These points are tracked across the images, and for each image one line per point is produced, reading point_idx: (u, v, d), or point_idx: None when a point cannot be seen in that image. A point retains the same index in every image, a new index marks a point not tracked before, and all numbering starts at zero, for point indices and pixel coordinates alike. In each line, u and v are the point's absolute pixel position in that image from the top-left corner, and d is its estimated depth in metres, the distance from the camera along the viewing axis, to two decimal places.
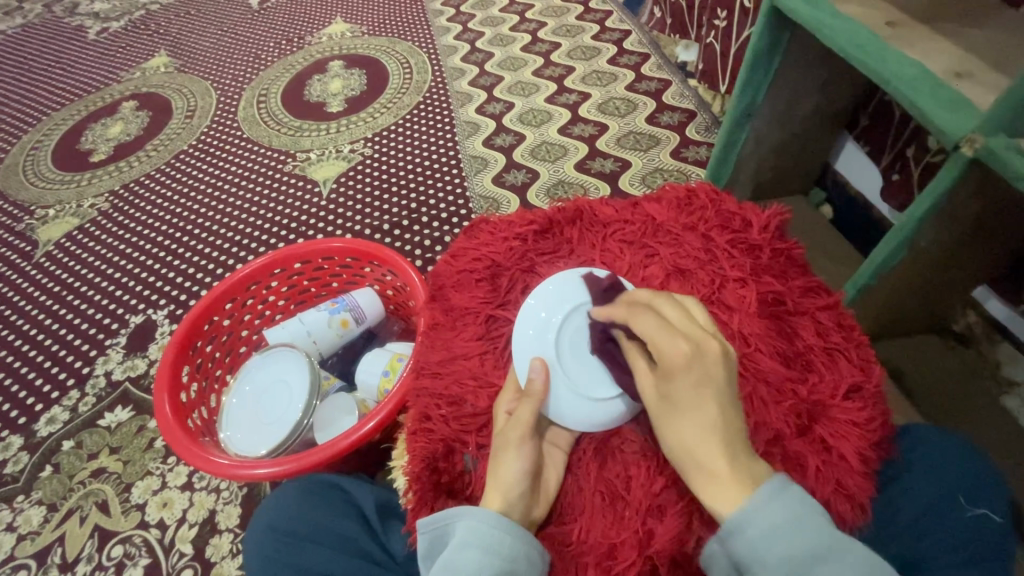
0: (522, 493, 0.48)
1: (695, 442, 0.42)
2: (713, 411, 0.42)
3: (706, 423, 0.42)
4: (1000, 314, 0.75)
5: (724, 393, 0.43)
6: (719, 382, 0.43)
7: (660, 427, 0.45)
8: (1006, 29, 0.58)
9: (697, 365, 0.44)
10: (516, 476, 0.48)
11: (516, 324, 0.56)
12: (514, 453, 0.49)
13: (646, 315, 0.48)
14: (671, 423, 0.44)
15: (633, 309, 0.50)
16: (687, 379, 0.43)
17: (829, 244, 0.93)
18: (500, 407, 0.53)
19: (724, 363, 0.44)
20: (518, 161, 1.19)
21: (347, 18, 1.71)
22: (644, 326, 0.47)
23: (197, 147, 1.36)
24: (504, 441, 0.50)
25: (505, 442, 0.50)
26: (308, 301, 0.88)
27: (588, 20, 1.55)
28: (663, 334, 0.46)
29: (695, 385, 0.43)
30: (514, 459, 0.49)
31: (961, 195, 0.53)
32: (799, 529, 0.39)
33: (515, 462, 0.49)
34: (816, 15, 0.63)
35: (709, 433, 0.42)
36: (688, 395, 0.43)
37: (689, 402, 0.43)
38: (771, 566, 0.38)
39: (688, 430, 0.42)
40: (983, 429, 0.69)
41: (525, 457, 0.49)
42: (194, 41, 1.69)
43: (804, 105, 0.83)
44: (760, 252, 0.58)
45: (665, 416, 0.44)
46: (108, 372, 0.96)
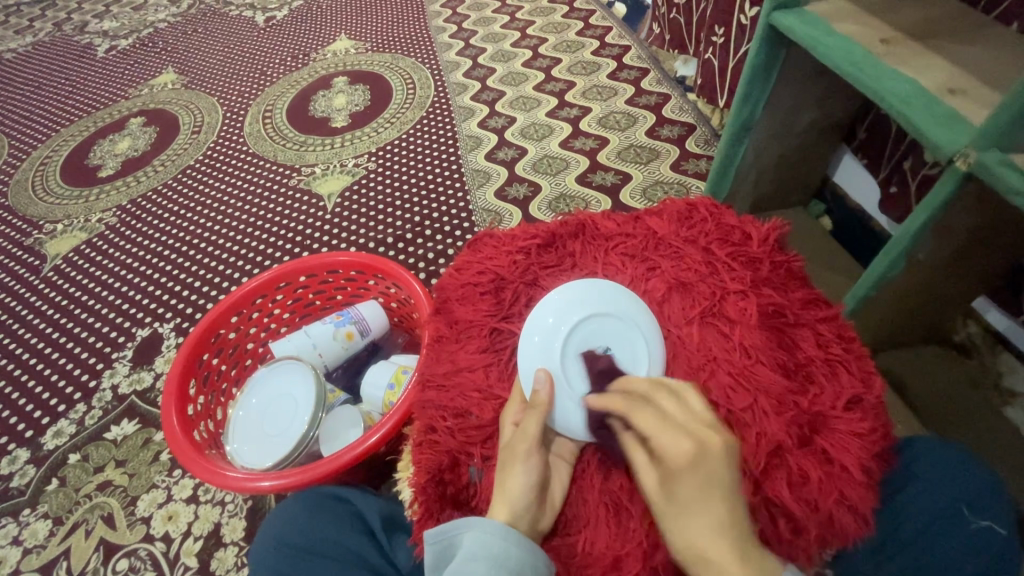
0: (527, 504, 0.49)
1: (706, 550, 0.40)
2: (722, 515, 0.40)
3: (716, 525, 0.40)
4: (1000, 325, 0.76)
5: (733, 496, 0.41)
6: (724, 481, 0.41)
7: (668, 530, 0.42)
8: (997, 47, 0.59)
9: (702, 464, 0.42)
10: (523, 488, 0.49)
11: (521, 336, 0.57)
12: (520, 463, 0.50)
13: (646, 410, 0.47)
14: (679, 526, 0.41)
15: (632, 402, 0.48)
16: (692, 479, 0.41)
17: (829, 256, 0.94)
18: (507, 419, 0.54)
19: (729, 461, 0.42)
20: (521, 175, 1.21)
21: (351, 35, 1.74)
22: (644, 422, 0.46)
23: (204, 162, 1.38)
24: (511, 453, 0.51)
25: (509, 453, 0.51)
26: (313, 314, 0.89)
27: (588, 36, 1.58)
28: (665, 430, 0.45)
29: (702, 487, 0.41)
30: (521, 471, 0.49)
31: (956, 208, 0.54)
32: None
33: (521, 473, 0.49)
34: (811, 33, 0.64)
35: (718, 536, 0.40)
36: (696, 495, 0.41)
37: (696, 505, 0.41)
38: None
39: (698, 533, 0.40)
40: (985, 440, 0.69)
41: (532, 469, 0.50)
42: (200, 58, 1.73)
43: (801, 120, 0.84)
44: (760, 264, 0.59)
45: (672, 521, 0.42)
46: (114, 386, 0.97)
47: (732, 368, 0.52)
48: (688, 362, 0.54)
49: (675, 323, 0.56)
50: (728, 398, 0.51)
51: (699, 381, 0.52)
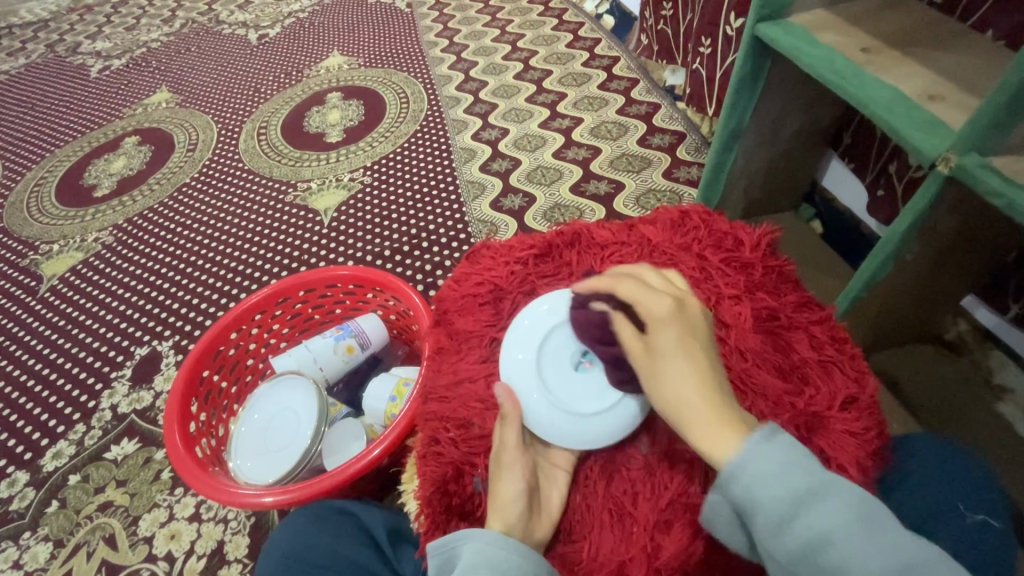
0: (521, 513, 0.49)
1: (691, 389, 0.44)
2: (702, 364, 0.45)
3: (697, 371, 0.44)
4: (988, 322, 0.77)
5: (709, 351, 0.46)
6: (703, 335, 0.47)
7: (653, 382, 0.46)
8: (975, 53, 0.61)
9: (683, 322, 0.47)
10: (515, 495, 0.50)
11: (506, 346, 0.58)
12: (509, 472, 0.51)
13: (631, 283, 0.51)
14: (664, 376, 0.45)
15: (618, 279, 0.52)
16: (675, 333, 0.46)
17: (820, 259, 0.95)
18: (497, 432, 0.54)
19: (704, 325, 0.49)
20: (515, 185, 1.22)
21: (344, 51, 1.77)
22: (632, 291, 0.50)
23: (199, 180, 1.38)
24: (500, 463, 0.52)
25: (500, 464, 0.52)
26: (313, 328, 0.89)
27: (578, 48, 1.61)
28: (648, 297, 0.49)
29: (683, 340, 0.46)
30: (511, 480, 0.51)
31: (942, 210, 0.55)
32: (791, 469, 0.40)
33: (510, 482, 0.50)
34: (795, 44, 0.66)
35: (700, 377, 0.44)
36: (679, 347, 0.46)
37: (679, 353, 0.45)
38: (769, 508, 0.39)
39: (683, 378, 0.44)
40: (979, 437, 0.70)
41: (521, 476, 0.51)
42: (194, 76, 1.74)
43: (789, 126, 0.86)
44: (753, 269, 0.60)
45: (656, 369, 0.46)
46: (114, 406, 0.97)
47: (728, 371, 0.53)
48: None
49: None
50: None
51: None
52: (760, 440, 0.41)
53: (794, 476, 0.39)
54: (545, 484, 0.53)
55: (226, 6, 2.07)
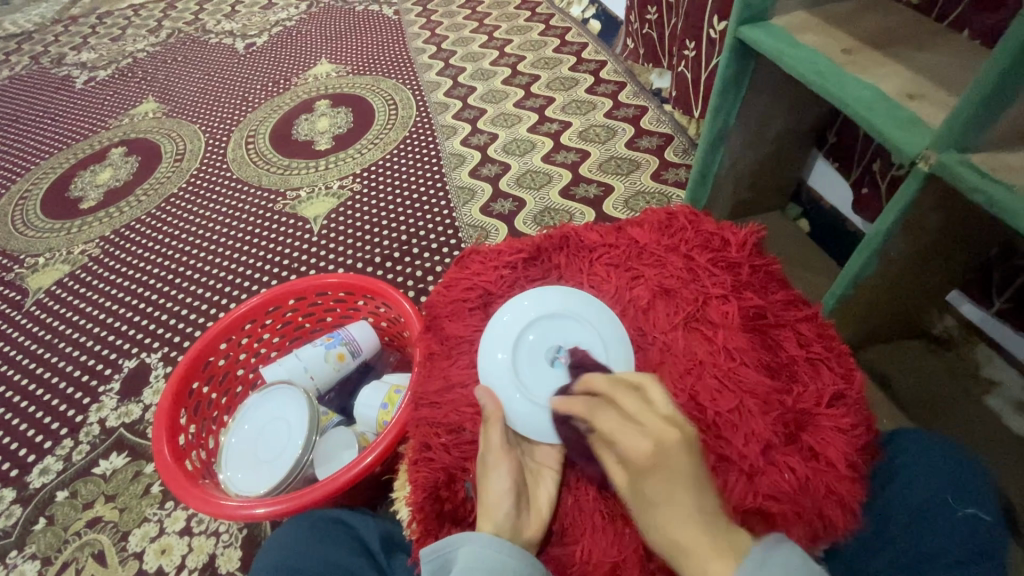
0: (508, 513, 0.50)
1: (680, 537, 0.42)
2: (687, 508, 0.43)
3: (682, 517, 0.42)
4: (974, 316, 0.78)
5: (695, 486, 0.43)
6: (689, 470, 0.44)
7: (644, 526, 0.45)
8: (952, 53, 0.62)
9: (663, 462, 0.44)
10: (501, 495, 0.50)
11: (485, 348, 0.58)
12: (495, 471, 0.52)
13: (606, 414, 0.49)
14: (652, 521, 0.44)
15: (593, 406, 0.50)
16: (655, 476, 0.44)
17: (808, 257, 0.96)
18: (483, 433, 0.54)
19: (688, 453, 0.45)
20: (505, 190, 1.23)
21: (332, 59, 1.77)
22: (608, 425, 0.48)
23: (187, 190, 1.37)
24: (486, 463, 0.53)
25: (486, 465, 0.53)
26: (303, 337, 0.89)
27: (565, 53, 1.63)
28: (626, 432, 0.47)
29: (666, 483, 0.43)
30: (496, 480, 0.51)
31: (923, 207, 0.56)
32: None
33: (497, 482, 0.51)
34: (778, 45, 0.67)
35: (688, 523, 0.42)
36: (661, 491, 0.43)
37: (663, 499, 0.43)
38: None
39: (669, 525, 0.43)
40: (968, 432, 0.71)
41: (506, 476, 0.51)
42: (181, 86, 1.74)
43: (774, 126, 0.87)
44: (740, 268, 0.60)
45: (645, 515, 0.44)
46: (102, 419, 0.96)
47: (717, 371, 0.53)
48: (674, 367, 0.55)
49: (660, 329, 0.57)
50: (715, 400, 0.52)
51: (686, 385, 0.53)
52: None
53: None
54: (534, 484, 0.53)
55: (213, 16, 2.07)
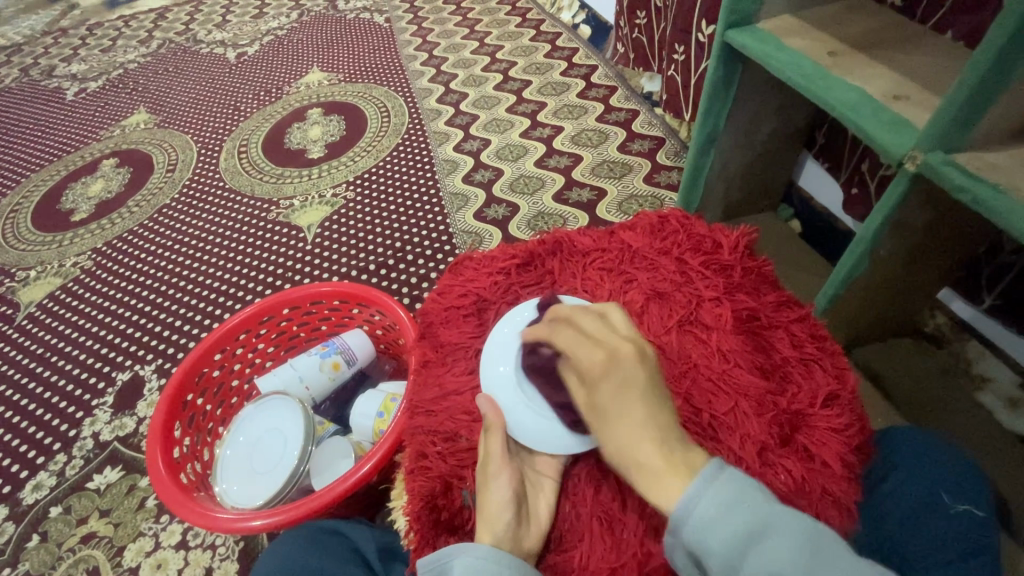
0: (509, 523, 0.49)
1: (629, 446, 0.44)
2: (638, 415, 0.45)
3: (633, 425, 0.45)
4: (964, 313, 0.78)
5: (646, 394, 0.46)
6: (641, 380, 0.46)
7: (599, 438, 0.47)
8: (936, 54, 0.63)
9: (614, 371, 0.47)
10: (502, 505, 0.50)
11: (486, 359, 0.58)
12: (496, 481, 0.51)
13: (566, 332, 0.51)
14: (606, 430, 0.46)
15: (554, 328, 0.53)
16: (608, 385, 0.47)
17: (801, 257, 0.97)
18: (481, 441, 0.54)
19: (641, 364, 0.47)
20: (498, 196, 1.23)
21: (324, 67, 1.78)
22: (565, 341, 0.51)
23: (180, 200, 1.37)
24: (484, 473, 0.52)
25: (486, 475, 0.52)
26: (298, 346, 0.89)
27: (556, 58, 1.64)
28: (582, 347, 0.49)
29: (617, 391, 0.46)
30: (496, 489, 0.51)
31: (911, 206, 0.56)
32: (734, 510, 0.40)
33: (498, 492, 0.50)
34: (765, 48, 0.68)
35: (637, 430, 0.44)
36: (613, 399, 0.46)
37: (615, 408, 0.46)
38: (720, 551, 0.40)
39: (620, 433, 0.45)
40: (962, 429, 0.72)
41: (506, 485, 0.51)
42: (173, 96, 1.73)
43: (763, 128, 0.88)
44: (732, 271, 0.60)
45: (599, 425, 0.47)
46: (95, 434, 0.95)
47: (712, 373, 0.53)
48: (669, 370, 0.54)
49: (654, 332, 0.57)
50: (711, 404, 0.52)
51: (680, 389, 0.53)
52: (700, 491, 0.41)
53: (741, 516, 0.40)
54: (534, 492, 0.53)
55: (204, 26, 2.07)
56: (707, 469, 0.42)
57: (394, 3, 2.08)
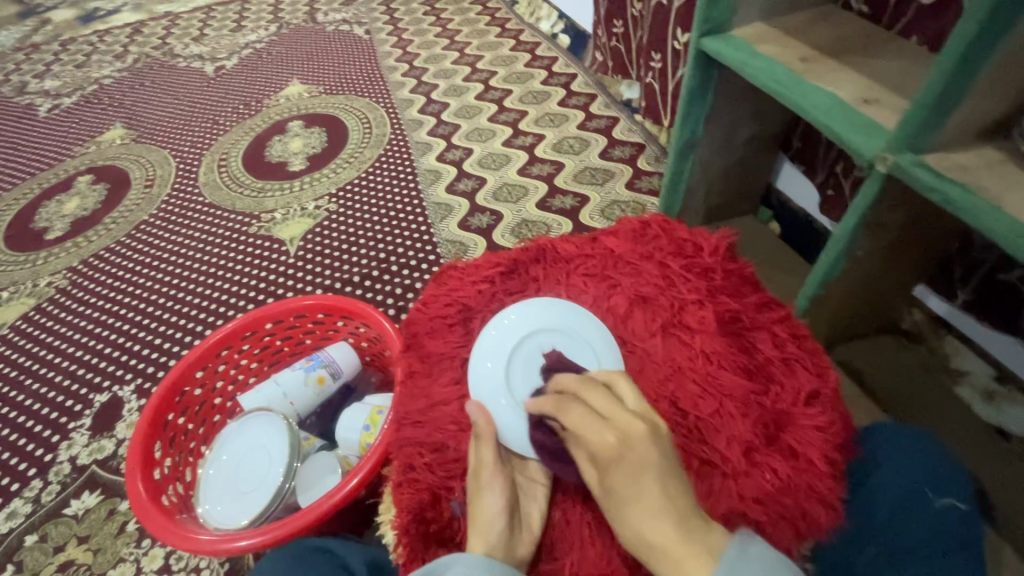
0: (501, 531, 0.49)
1: (646, 532, 0.40)
2: (656, 497, 0.41)
3: (649, 508, 0.41)
4: (941, 310, 0.79)
5: (664, 475, 0.43)
6: (656, 459, 0.43)
7: (616, 524, 0.43)
8: (903, 58, 0.65)
9: (628, 453, 0.44)
10: (494, 513, 0.50)
11: (473, 358, 0.59)
12: (489, 492, 0.51)
13: (573, 409, 0.50)
14: (621, 515, 0.42)
15: (561, 402, 0.51)
16: (621, 469, 0.44)
17: (782, 259, 0.99)
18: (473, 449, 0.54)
19: (655, 443, 0.45)
20: (482, 204, 1.23)
21: (304, 79, 1.77)
22: (574, 421, 0.49)
23: (159, 216, 1.35)
24: (478, 483, 0.52)
25: (479, 484, 0.52)
26: (282, 361, 0.87)
27: (536, 67, 1.66)
28: (593, 428, 0.47)
29: (631, 475, 0.43)
30: (489, 498, 0.51)
31: (884, 206, 0.57)
32: None
33: (490, 501, 0.50)
34: (739, 54, 0.69)
35: (654, 516, 0.40)
36: (628, 482, 0.43)
37: (630, 490, 0.42)
38: None
39: (637, 517, 0.41)
40: (940, 423, 0.73)
41: (498, 493, 0.51)
42: (149, 111, 1.71)
43: (741, 132, 0.90)
44: (714, 274, 0.61)
45: (615, 513, 0.43)
46: (73, 457, 0.92)
47: (696, 375, 0.54)
48: (654, 374, 0.56)
49: (639, 337, 0.58)
50: (696, 405, 0.53)
51: (665, 391, 0.54)
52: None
53: None
54: (524, 501, 0.53)
55: (181, 39, 2.05)
56: (733, 552, 0.38)
57: (374, 15, 2.09)
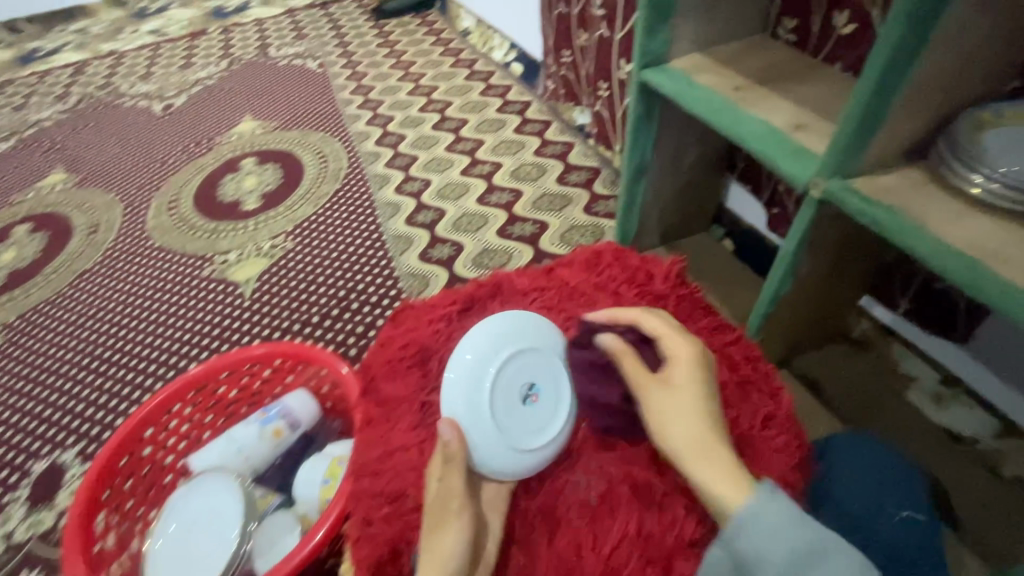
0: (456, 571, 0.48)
1: (700, 436, 0.49)
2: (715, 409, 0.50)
3: (702, 416, 0.50)
4: (886, 318, 0.81)
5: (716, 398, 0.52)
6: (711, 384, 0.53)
7: (667, 421, 0.50)
8: (827, 85, 0.68)
9: (700, 368, 0.53)
10: (455, 551, 0.49)
11: (451, 367, 0.56)
12: (454, 529, 0.50)
13: (654, 320, 0.56)
14: (677, 413, 0.50)
15: (643, 314, 0.58)
16: (692, 376, 0.52)
17: (736, 276, 1.01)
18: (431, 478, 0.52)
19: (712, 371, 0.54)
20: (442, 235, 1.23)
21: (257, 115, 1.74)
22: (657, 329, 0.55)
23: (104, 264, 1.29)
24: (438, 520, 0.51)
25: (441, 517, 0.51)
26: (237, 414, 0.83)
27: (491, 96, 1.68)
28: (672, 340, 0.55)
29: (698, 385, 0.51)
30: (454, 540, 0.49)
31: (822, 226, 0.59)
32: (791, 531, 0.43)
33: (451, 544, 0.49)
34: (678, 85, 0.72)
35: (711, 425, 0.49)
36: (694, 392, 0.51)
37: (697, 396, 0.51)
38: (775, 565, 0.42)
39: (698, 421, 0.49)
40: (895, 430, 0.75)
41: (464, 534, 0.50)
42: (94, 153, 1.65)
43: (688, 156, 0.93)
44: (665, 300, 0.62)
45: (670, 408, 0.50)
46: (8, 534, 0.85)
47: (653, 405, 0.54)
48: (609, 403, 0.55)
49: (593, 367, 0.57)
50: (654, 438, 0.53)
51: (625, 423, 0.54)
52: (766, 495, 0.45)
53: (802, 536, 0.42)
54: (481, 537, 0.52)
55: (127, 79, 2.00)
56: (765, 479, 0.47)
57: (327, 49, 2.09)
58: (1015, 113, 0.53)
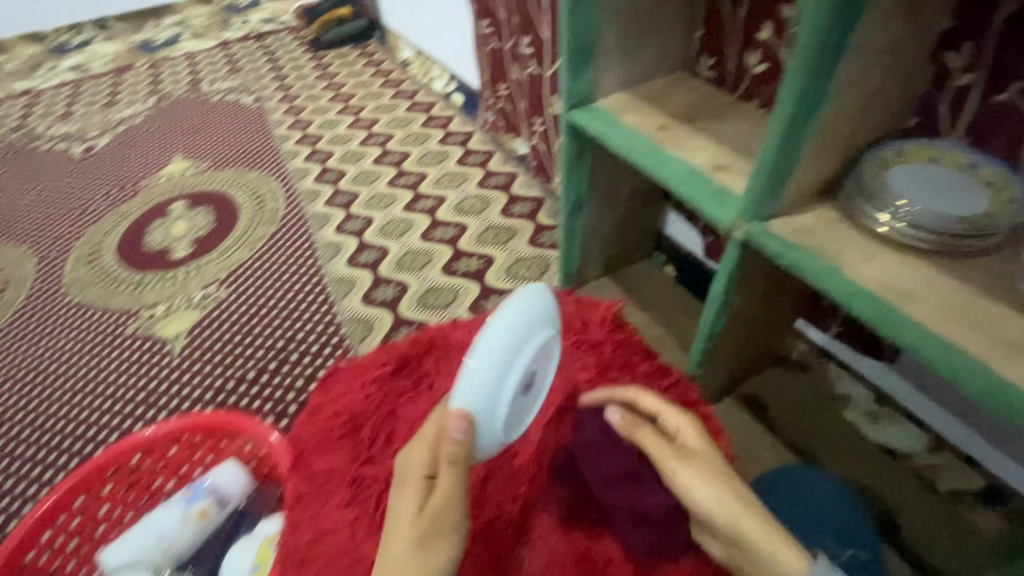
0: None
1: (736, 497, 0.49)
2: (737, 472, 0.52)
3: (727, 477, 0.51)
4: (821, 340, 0.84)
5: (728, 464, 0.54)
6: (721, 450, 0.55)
7: (694, 487, 0.51)
8: (745, 122, 0.71)
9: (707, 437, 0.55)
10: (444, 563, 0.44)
11: (507, 330, 0.51)
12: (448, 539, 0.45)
13: (648, 395, 0.60)
14: (702, 476, 0.51)
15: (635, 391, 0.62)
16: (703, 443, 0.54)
17: (680, 304, 1.02)
18: (421, 473, 0.48)
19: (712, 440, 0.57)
20: (385, 275, 1.19)
21: (187, 155, 1.66)
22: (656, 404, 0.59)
23: (13, 326, 1.18)
24: (430, 525, 0.45)
25: (429, 521, 0.45)
26: (161, 494, 0.77)
27: (433, 127, 1.67)
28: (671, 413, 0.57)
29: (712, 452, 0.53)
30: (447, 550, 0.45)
31: (749, 263, 0.60)
32: None
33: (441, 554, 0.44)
34: (604, 126, 0.72)
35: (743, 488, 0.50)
36: (714, 458, 0.53)
37: (715, 461, 0.52)
38: None
39: (726, 481, 0.50)
40: (836, 449, 0.76)
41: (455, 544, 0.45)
42: (3, 202, 1.53)
43: (623, 190, 0.93)
44: (603, 347, 0.74)
45: (697, 474, 0.51)
46: None
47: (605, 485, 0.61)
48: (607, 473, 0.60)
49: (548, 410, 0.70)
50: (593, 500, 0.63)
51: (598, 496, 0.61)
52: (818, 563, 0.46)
53: None
54: None
55: (43, 119, 1.87)
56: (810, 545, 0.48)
57: (263, 83, 2.03)
58: (917, 149, 0.54)
